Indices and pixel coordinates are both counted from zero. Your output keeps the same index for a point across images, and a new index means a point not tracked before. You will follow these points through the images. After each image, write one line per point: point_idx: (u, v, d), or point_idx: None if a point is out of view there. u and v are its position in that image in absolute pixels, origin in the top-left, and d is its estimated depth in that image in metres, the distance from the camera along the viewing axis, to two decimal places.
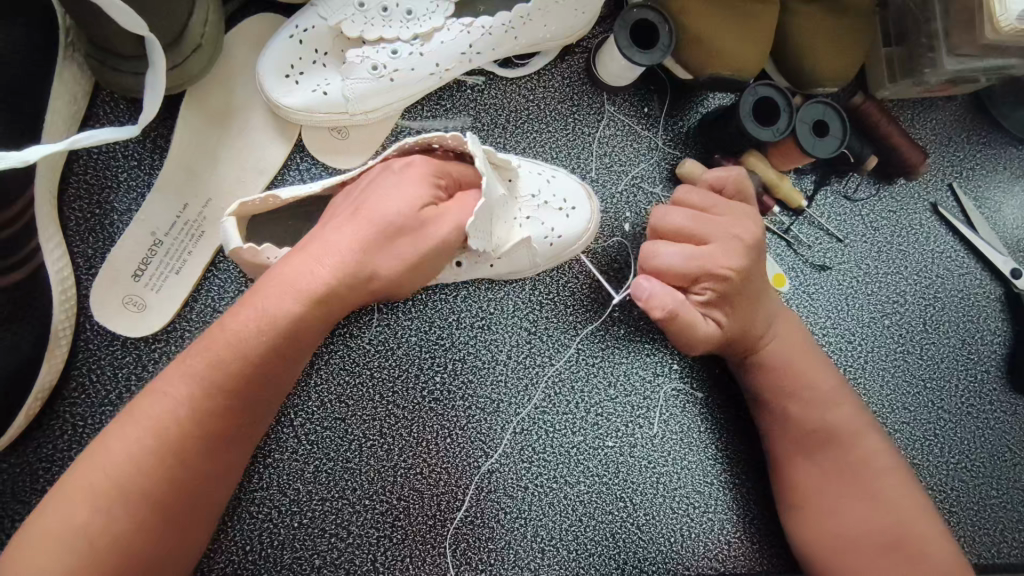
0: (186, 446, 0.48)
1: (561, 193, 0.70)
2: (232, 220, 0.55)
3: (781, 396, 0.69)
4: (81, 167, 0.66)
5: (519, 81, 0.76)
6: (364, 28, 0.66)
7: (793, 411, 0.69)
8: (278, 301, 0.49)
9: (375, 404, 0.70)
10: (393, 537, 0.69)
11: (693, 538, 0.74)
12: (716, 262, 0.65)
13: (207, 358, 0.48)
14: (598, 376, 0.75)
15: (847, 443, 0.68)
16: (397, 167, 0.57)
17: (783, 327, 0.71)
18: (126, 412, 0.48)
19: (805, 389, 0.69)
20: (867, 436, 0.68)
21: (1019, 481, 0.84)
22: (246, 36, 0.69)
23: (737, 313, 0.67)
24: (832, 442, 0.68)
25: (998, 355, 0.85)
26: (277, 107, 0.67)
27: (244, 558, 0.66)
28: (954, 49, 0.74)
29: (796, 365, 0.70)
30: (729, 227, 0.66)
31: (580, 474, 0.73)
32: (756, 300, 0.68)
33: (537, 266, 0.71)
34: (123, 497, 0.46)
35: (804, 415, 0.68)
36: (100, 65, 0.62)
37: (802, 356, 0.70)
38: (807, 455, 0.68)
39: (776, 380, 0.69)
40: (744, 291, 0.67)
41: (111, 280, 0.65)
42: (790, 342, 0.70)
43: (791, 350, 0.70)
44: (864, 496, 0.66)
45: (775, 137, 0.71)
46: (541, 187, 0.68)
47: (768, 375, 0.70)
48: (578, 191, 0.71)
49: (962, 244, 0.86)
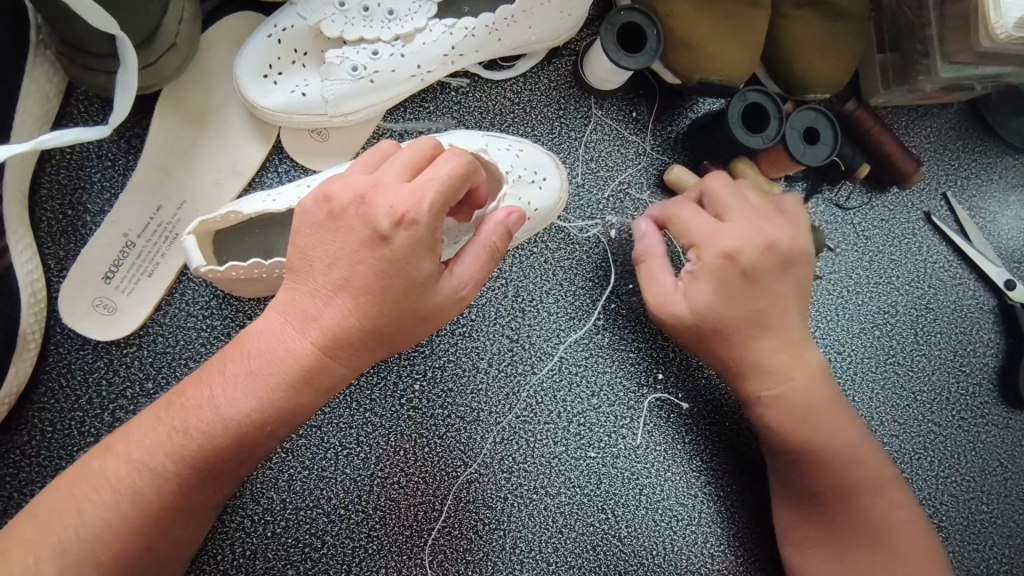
0: (161, 482, 0.50)
1: (532, 165, 0.69)
2: (193, 238, 0.57)
3: (786, 439, 0.67)
4: (53, 167, 0.65)
5: (505, 84, 0.74)
6: (344, 28, 0.65)
7: (793, 448, 0.67)
8: (259, 367, 0.51)
9: (352, 412, 0.69)
10: (369, 547, 0.68)
11: (675, 551, 0.73)
12: (716, 240, 0.64)
13: (201, 391, 0.52)
14: (580, 385, 0.73)
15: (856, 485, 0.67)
16: (392, 240, 0.49)
17: (802, 364, 0.67)
18: (121, 433, 0.52)
19: (812, 421, 0.66)
20: (877, 482, 0.67)
21: (1010, 496, 0.82)
22: (223, 35, 0.67)
23: (722, 312, 0.64)
24: (837, 480, 0.66)
25: (991, 367, 0.84)
26: (255, 108, 0.66)
27: (216, 567, 0.65)
28: (948, 56, 0.72)
29: (799, 399, 0.66)
30: (756, 220, 0.65)
31: (560, 485, 0.71)
32: (745, 323, 0.65)
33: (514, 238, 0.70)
34: (94, 550, 0.48)
35: (806, 458, 0.67)
36: (70, 62, 0.60)
37: (812, 393, 0.67)
38: (807, 499, 0.68)
39: (782, 421, 0.66)
40: (749, 300, 0.64)
41: (81, 283, 0.64)
42: (804, 379, 0.66)
43: (801, 399, 0.66)
44: (863, 534, 0.66)
45: (764, 144, 0.69)
46: (512, 163, 0.67)
47: (783, 415, 0.66)
48: (546, 161, 0.70)
49: (956, 255, 0.84)
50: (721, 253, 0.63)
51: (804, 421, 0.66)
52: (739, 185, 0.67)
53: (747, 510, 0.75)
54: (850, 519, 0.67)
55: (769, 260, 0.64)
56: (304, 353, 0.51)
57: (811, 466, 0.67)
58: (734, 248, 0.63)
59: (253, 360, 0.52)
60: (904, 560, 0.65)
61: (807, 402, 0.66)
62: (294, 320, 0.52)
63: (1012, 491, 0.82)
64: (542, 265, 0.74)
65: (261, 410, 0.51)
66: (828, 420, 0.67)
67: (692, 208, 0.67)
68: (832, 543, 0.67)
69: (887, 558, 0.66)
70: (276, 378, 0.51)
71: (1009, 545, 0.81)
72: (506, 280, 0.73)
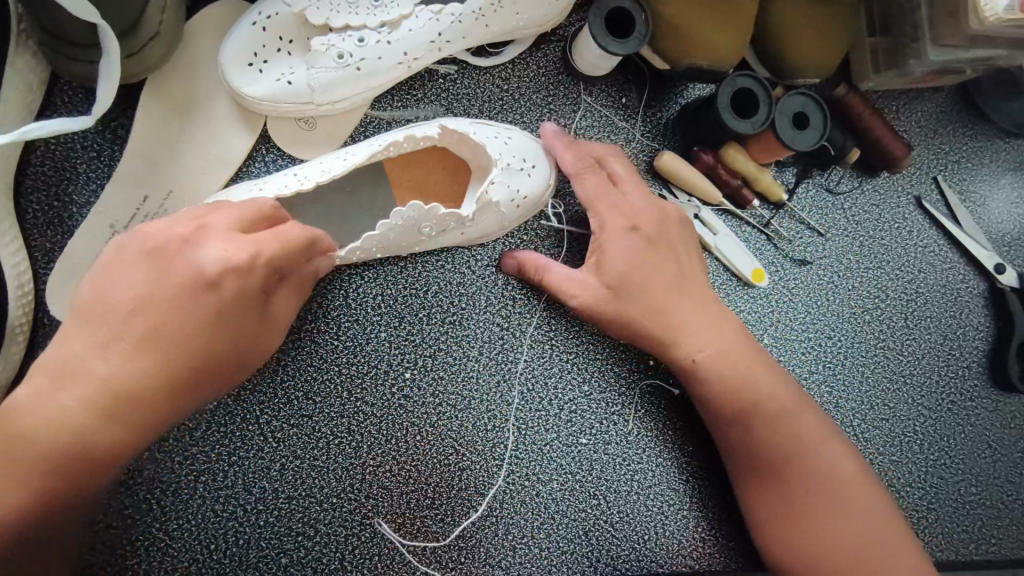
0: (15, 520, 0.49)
1: (520, 152, 0.68)
2: None
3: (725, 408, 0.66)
4: (39, 158, 0.64)
5: (493, 70, 0.74)
6: (330, 15, 0.64)
7: (738, 423, 0.66)
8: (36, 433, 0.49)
9: (343, 402, 0.69)
10: (362, 535, 0.67)
11: (667, 536, 0.73)
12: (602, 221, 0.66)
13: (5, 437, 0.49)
14: (570, 373, 0.73)
15: (802, 449, 0.66)
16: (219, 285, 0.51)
17: (717, 329, 0.67)
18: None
19: (749, 377, 0.67)
20: (800, 420, 0.67)
21: (998, 478, 0.83)
22: (207, 21, 0.67)
23: (632, 276, 0.65)
24: (764, 434, 0.66)
25: (980, 351, 0.84)
26: (240, 96, 0.65)
27: (209, 557, 0.65)
28: (938, 38, 0.72)
29: (728, 362, 0.66)
30: (620, 200, 0.67)
31: (553, 472, 0.72)
32: (652, 277, 0.65)
33: (507, 226, 0.70)
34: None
35: (741, 401, 0.66)
36: (53, 52, 0.59)
37: (742, 359, 0.67)
38: (748, 460, 0.67)
39: (712, 382, 0.66)
40: (671, 295, 0.66)
41: (67, 275, 0.63)
42: (727, 343, 0.67)
43: (727, 360, 0.66)
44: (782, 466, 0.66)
45: (753, 129, 0.69)
46: (502, 150, 0.66)
47: (719, 381, 0.66)
48: (535, 148, 0.70)
49: (946, 240, 0.84)
50: (611, 235, 0.66)
51: (741, 393, 0.66)
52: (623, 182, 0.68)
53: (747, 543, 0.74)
54: (804, 487, 0.65)
55: (633, 242, 0.66)
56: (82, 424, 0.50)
57: (759, 435, 0.66)
58: (628, 200, 0.67)
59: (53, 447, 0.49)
60: (866, 525, 0.65)
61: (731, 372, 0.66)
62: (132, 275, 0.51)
63: (1000, 473, 0.83)
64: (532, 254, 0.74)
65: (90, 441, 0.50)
66: (739, 371, 0.67)
67: (621, 235, 0.66)
68: (800, 527, 0.65)
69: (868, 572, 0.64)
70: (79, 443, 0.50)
71: (997, 525, 0.82)
72: (497, 268, 0.73)
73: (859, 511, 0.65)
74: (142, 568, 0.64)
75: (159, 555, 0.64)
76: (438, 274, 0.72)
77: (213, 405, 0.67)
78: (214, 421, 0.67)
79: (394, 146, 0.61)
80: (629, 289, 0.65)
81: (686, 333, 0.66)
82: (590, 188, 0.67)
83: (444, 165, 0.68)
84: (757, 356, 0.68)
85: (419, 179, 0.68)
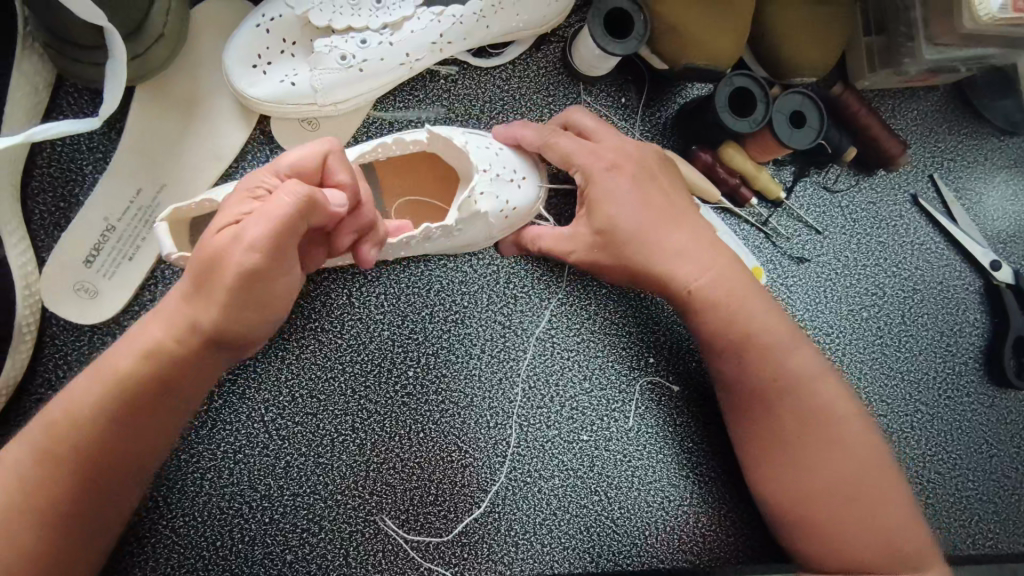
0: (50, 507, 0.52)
1: (510, 164, 0.68)
2: (164, 225, 0.55)
3: (724, 344, 0.67)
4: (45, 160, 0.65)
5: (494, 71, 0.75)
6: (332, 16, 0.65)
7: (736, 359, 0.67)
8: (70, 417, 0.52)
9: (347, 399, 0.70)
10: (366, 531, 0.68)
11: (668, 531, 0.74)
12: (587, 165, 0.67)
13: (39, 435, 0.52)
14: (572, 370, 0.74)
15: (797, 384, 0.66)
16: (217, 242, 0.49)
17: (712, 263, 0.67)
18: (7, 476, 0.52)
19: (742, 313, 0.66)
20: (798, 359, 0.67)
21: (995, 473, 0.84)
22: (210, 23, 0.68)
23: (625, 221, 0.66)
24: (766, 376, 0.66)
25: (977, 347, 0.85)
26: (244, 98, 0.66)
27: (215, 554, 0.66)
28: (932, 38, 0.73)
29: (726, 297, 0.66)
30: (603, 148, 0.68)
31: (555, 467, 0.72)
32: (645, 221, 0.66)
33: (492, 236, 0.70)
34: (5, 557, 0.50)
35: (741, 337, 0.66)
36: (59, 54, 0.60)
37: (738, 292, 0.67)
38: (748, 399, 0.67)
39: (710, 318, 0.66)
40: (663, 230, 0.66)
41: (60, 267, 0.64)
42: (723, 273, 0.67)
43: (724, 293, 0.66)
44: (784, 409, 0.66)
45: (752, 129, 0.70)
46: (491, 161, 0.66)
47: (711, 314, 0.66)
48: (523, 162, 0.70)
49: (942, 237, 0.85)
50: (601, 179, 0.67)
51: (737, 324, 0.66)
52: (602, 132, 0.69)
53: (748, 538, 0.75)
54: (795, 422, 0.66)
55: (621, 182, 0.67)
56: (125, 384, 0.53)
57: (754, 369, 0.66)
58: (608, 151, 0.68)
59: (81, 406, 0.52)
60: (864, 471, 0.65)
61: (729, 308, 0.66)
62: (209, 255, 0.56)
63: (997, 467, 0.84)
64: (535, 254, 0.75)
65: (125, 399, 0.52)
66: (737, 309, 0.66)
67: (607, 176, 0.67)
68: (793, 463, 0.66)
69: (862, 507, 0.64)
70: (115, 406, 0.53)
71: (994, 519, 0.82)
72: (499, 267, 0.74)
73: (853, 447, 0.65)
74: (149, 565, 0.65)
75: (165, 551, 0.65)
76: (441, 273, 0.73)
77: (220, 404, 0.68)
78: (220, 419, 0.67)
79: (383, 147, 0.63)
80: (624, 227, 0.66)
81: (680, 265, 0.66)
82: (569, 142, 0.68)
83: (433, 172, 0.69)
84: (753, 290, 0.68)
85: (410, 184, 0.69)
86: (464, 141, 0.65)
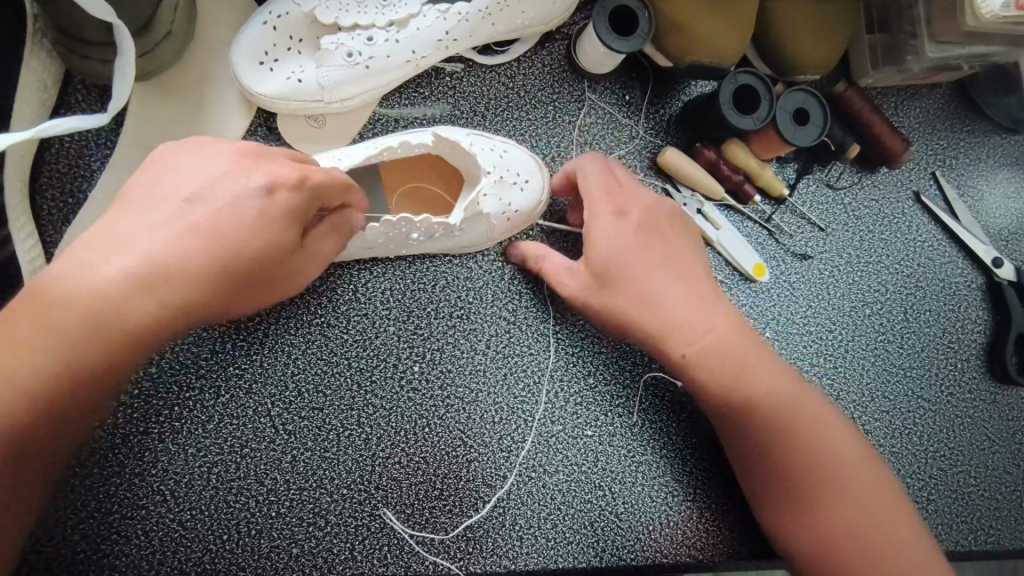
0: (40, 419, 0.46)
1: (515, 167, 0.69)
2: None
3: (727, 400, 0.65)
4: (53, 155, 0.65)
5: (498, 68, 0.75)
6: (339, 14, 0.66)
7: (739, 413, 0.65)
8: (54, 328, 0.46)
9: (353, 394, 0.70)
10: (372, 525, 0.68)
11: (672, 526, 0.74)
12: (592, 207, 0.66)
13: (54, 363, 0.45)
14: (577, 365, 0.75)
15: (801, 435, 0.64)
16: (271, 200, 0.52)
17: (715, 312, 0.66)
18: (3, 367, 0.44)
19: (742, 369, 0.65)
20: (800, 408, 0.65)
21: (997, 469, 0.84)
22: (218, 20, 0.69)
23: (620, 265, 0.65)
24: (766, 431, 0.64)
25: (979, 344, 0.86)
26: (250, 94, 0.66)
27: (222, 547, 0.66)
28: (935, 36, 0.74)
29: (725, 351, 0.65)
30: (611, 190, 0.67)
31: (559, 463, 0.73)
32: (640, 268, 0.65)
33: (493, 238, 0.71)
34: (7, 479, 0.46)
35: (741, 391, 0.64)
36: (67, 50, 0.60)
37: (737, 342, 0.66)
38: (752, 454, 0.65)
39: (710, 376, 0.65)
40: (661, 274, 0.66)
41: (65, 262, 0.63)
42: (722, 326, 0.66)
43: (723, 347, 0.65)
44: (788, 460, 0.64)
45: (756, 125, 0.70)
46: (495, 163, 0.67)
47: (711, 376, 0.65)
48: (530, 163, 0.71)
49: (944, 234, 0.86)
50: (600, 224, 0.66)
51: (736, 379, 0.65)
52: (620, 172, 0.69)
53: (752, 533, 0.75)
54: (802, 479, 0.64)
55: (621, 225, 0.66)
56: (111, 301, 0.46)
57: (761, 412, 0.65)
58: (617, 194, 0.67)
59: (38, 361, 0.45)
60: (876, 519, 0.63)
61: (726, 363, 0.65)
62: (248, 176, 0.51)
63: (999, 464, 0.84)
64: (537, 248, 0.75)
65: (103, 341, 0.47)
66: (736, 362, 0.65)
67: (614, 220, 0.66)
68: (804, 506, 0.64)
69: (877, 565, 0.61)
70: (71, 325, 0.46)
71: (997, 517, 0.82)
72: (504, 264, 0.74)
73: (864, 495, 0.64)
74: (157, 558, 0.65)
75: (173, 545, 0.65)
76: (445, 269, 0.73)
77: (226, 399, 0.68)
78: (226, 413, 0.68)
79: (389, 150, 0.63)
80: (621, 271, 0.65)
81: (679, 322, 0.65)
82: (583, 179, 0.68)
83: (439, 173, 0.70)
84: (752, 339, 0.67)
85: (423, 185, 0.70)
86: (467, 146, 0.65)
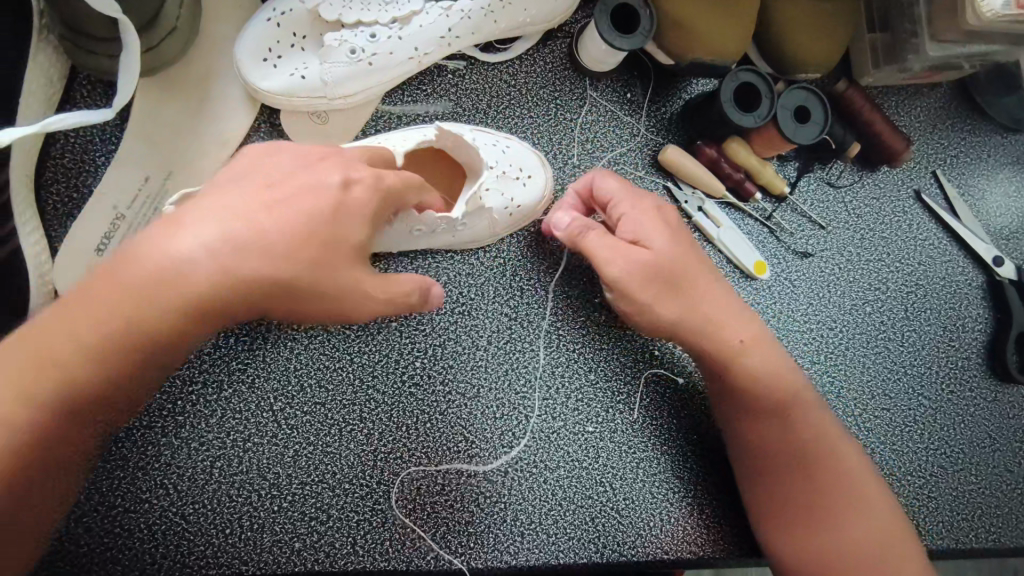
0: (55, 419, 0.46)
1: (517, 162, 0.70)
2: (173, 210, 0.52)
3: (763, 397, 0.67)
4: (58, 150, 0.66)
5: (500, 66, 0.76)
6: (342, 11, 0.66)
7: (774, 412, 0.67)
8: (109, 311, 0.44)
9: (355, 389, 0.71)
10: (373, 520, 0.69)
11: (672, 523, 0.74)
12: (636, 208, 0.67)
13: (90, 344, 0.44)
14: (578, 362, 0.75)
15: (821, 443, 0.67)
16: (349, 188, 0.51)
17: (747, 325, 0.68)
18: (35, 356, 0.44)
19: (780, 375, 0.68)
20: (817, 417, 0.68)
21: (998, 467, 0.84)
22: (222, 18, 0.69)
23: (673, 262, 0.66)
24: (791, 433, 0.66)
25: (979, 341, 0.86)
26: (255, 90, 0.67)
27: (225, 541, 0.66)
28: (936, 35, 0.74)
29: (762, 354, 0.67)
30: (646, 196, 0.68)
31: (559, 459, 0.73)
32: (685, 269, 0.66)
33: (496, 232, 0.72)
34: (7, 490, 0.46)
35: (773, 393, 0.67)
36: (73, 46, 0.61)
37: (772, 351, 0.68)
38: (772, 453, 0.67)
39: (755, 372, 0.67)
40: (704, 279, 0.67)
41: (69, 256, 0.64)
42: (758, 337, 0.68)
43: (765, 351, 0.68)
44: (804, 463, 0.66)
45: (756, 124, 0.71)
46: (498, 159, 0.68)
47: (758, 370, 0.67)
48: (532, 160, 0.72)
49: (945, 233, 0.86)
50: (651, 223, 0.66)
51: (771, 381, 0.67)
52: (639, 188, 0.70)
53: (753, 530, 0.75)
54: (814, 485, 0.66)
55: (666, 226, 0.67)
56: (175, 286, 0.43)
57: (787, 428, 0.66)
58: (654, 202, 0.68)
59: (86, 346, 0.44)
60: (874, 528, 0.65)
61: (764, 362, 0.67)
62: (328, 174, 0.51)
63: (1000, 462, 0.84)
64: (538, 245, 0.76)
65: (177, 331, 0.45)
66: (769, 364, 0.67)
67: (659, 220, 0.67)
68: (802, 529, 0.65)
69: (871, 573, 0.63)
70: (146, 306, 0.44)
71: (997, 515, 0.82)
72: (505, 261, 0.75)
73: (868, 504, 0.66)
74: (160, 552, 0.65)
75: (176, 539, 0.66)
76: (447, 266, 0.74)
77: (229, 394, 0.69)
78: (230, 408, 0.69)
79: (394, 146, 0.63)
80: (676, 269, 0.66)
81: (725, 322, 0.67)
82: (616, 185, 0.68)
83: (440, 166, 0.70)
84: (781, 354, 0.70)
85: (427, 178, 0.70)
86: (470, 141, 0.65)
